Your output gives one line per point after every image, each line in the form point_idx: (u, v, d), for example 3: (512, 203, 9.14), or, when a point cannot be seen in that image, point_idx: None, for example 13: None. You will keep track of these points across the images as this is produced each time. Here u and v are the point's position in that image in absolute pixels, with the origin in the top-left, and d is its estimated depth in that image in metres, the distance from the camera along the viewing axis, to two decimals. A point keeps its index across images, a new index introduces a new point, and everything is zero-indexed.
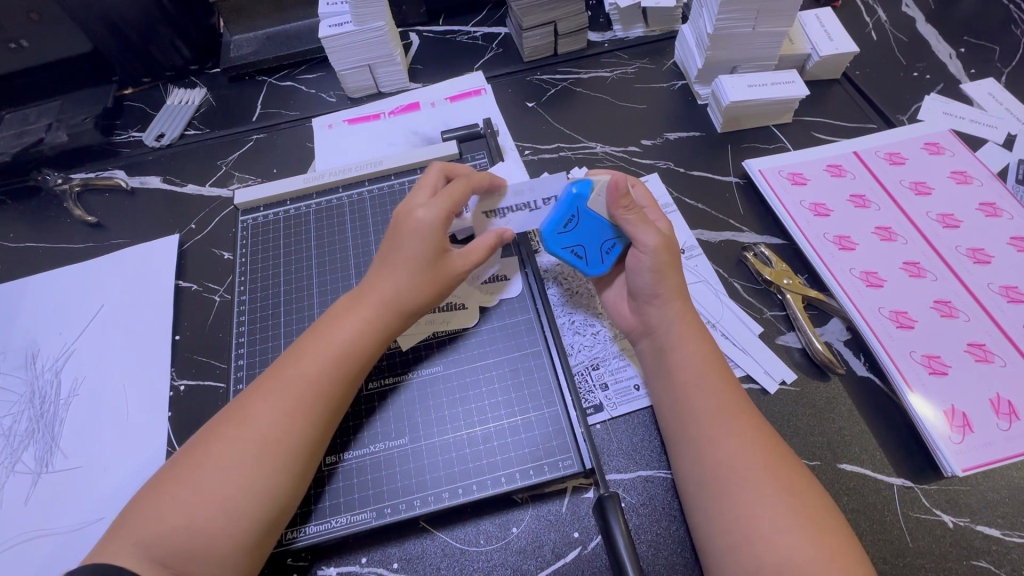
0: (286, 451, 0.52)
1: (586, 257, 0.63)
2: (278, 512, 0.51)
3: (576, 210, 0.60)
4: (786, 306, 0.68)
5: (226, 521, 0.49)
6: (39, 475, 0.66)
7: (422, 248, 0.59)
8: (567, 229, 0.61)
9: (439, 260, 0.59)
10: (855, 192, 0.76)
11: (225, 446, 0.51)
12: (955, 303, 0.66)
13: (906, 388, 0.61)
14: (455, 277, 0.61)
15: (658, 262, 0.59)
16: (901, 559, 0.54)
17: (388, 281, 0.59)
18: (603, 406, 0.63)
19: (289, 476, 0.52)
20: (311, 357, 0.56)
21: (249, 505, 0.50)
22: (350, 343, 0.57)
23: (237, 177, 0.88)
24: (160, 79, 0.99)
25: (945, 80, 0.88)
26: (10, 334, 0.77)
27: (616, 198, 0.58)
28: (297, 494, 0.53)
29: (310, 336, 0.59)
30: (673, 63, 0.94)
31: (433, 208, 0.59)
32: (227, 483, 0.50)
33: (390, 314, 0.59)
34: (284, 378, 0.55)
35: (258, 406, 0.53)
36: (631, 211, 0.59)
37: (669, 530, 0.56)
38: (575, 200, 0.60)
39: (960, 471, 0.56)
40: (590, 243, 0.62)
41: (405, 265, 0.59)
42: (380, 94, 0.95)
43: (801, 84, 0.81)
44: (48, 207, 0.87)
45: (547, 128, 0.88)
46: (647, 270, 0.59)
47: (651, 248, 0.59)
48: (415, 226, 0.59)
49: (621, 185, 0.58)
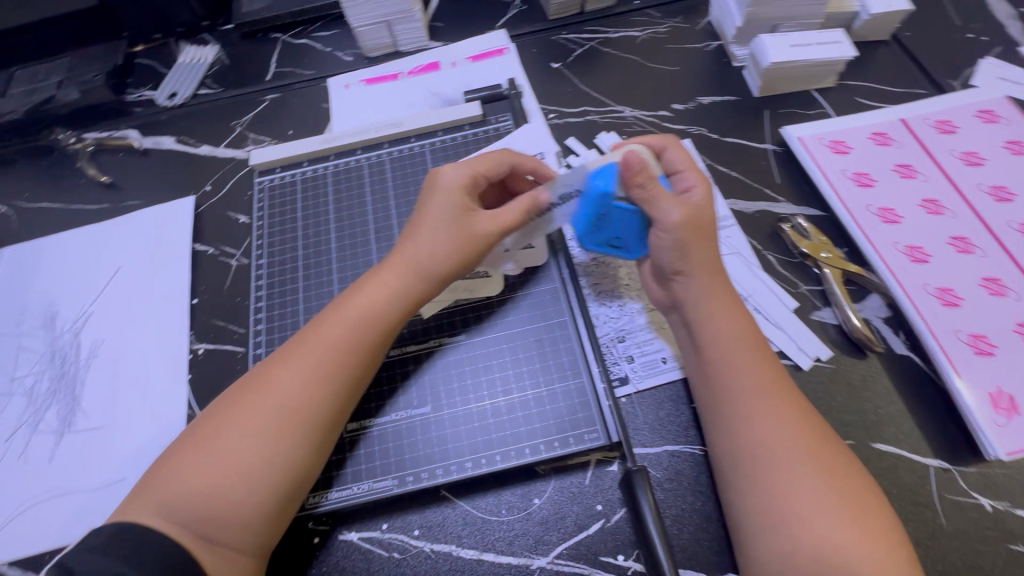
0: (306, 420, 0.51)
1: (624, 245, 0.62)
2: (300, 480, 0.51)
3: (601, 207, 0.57)
4: (823, 280, 0.65)
5: (246, 488, 0.48)
6: (63, 434, 0.67)
7: (445, 206, 0.58)
8: (597, 225, 0.60)
9: (463, 220, 0.57)
10: (900, 161, 0.72)
11: (244, 412, 0.51)
12: (1004, 280, 0.62)
13: (952, 370, 0.58)
14: (478, 239, 0.57)
15: (683, 237, 0.55)
16: (937, 541, 0.52)
17: (411, 246, 0.58)
18: (628, 378, 0.62)
19: (311, 445, 0.51)
20: (332, 324, 0.55)
21: (270, 472, 0.49)
22: (372, 311, 0.56)
23: (252, 138, 0.85)
24: (171, 36, 0.96)
25: (1003, 43, 0.82)
26: (29, 295, 0.76)
27: (630, 180, 0.55)
28: (319, 463, 0.52)
29: (332, 305, 0.57)
30: (708, 22, 0.89)
31: (459, 170, 0.60)
32: (247, 449, 0.49)
33: (415, 281, 0.57)
34: (306, 345, 0.54)
35: (279, 372, 0.52)
36: (650, 186, 0.55)
37: (695, 505, 0.55)
38: (599, 196, 0.57)
39: (1003, 455, 0.54)
40: (626, 234, 0.60)
41: (430, 227, 0.58)
42: (398, 53, 0.91)
43: (848, 44, 0.76)
44: (61, 167, 0.86)
45: (573, 91, 0.84)
46: (669, 248, 0.56)
47: (673, 226, 0.55)
48: (440, 186, 0.59)
49: (635, 165, 0.54)
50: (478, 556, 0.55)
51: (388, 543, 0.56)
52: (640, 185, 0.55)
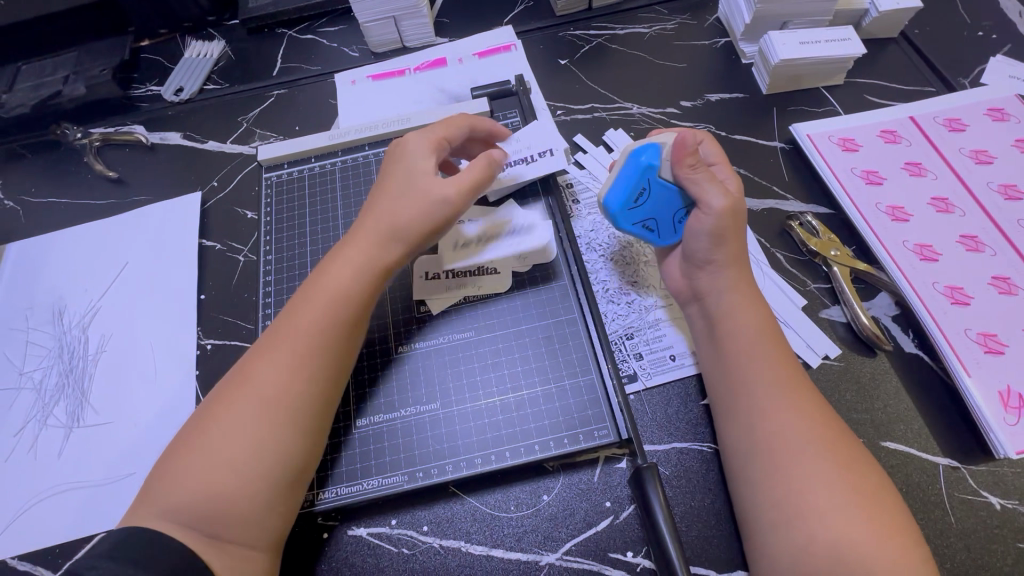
0: (291, 406, 0.51)
1: (658, 231, 0.60)
2: (298, 466, 0.51)
3: (646, 182, 0.58)
4: (832, 279, 0.65)
5: (241, 479, 0.48)
6: (71, 429, 0.67)
7: (408, 169, 0.60)
8: (637, 203, 0.59)
9: (425, 183, 0.59)
10: (910, 159, 0.71)
11: (228, 408, 0.51)
12: (1014, 279, 0.62)
13: (962, 369, 0.58)
14: (441, 198, 0.58)
15: (721, 225, 0.56)
16: (946, 539, 0.52)
17: (378, 225, 0.58)
18: (637, 375, 0.62)
19: (299, 429, 0.51)
20: (305, 312, 0.55)
21: (264, 462, 0.49)
22: (346, 293, 0.56)
23: (258, 134, 0.85)
24: (177, 31, 0.96)
25: (1013, 40, 0.82)
26: (36, 290, 0.76)
27: (681, 158, 0.56)
28: (312, 448, 0.52)
29: (303, 291, 0.57)
30: (716, 19, 0.88)
31: (420, 137, 0.62)
32: (235, 442, 0.49)
33: (388, 258, 0.58)
34: (280, 334, 0.54)
35: (258, 364, 0.52)
36: (698, 169, 0.56)
37: (703, 502, 0.55)
38: (645, 171, 0.57)
39: (1013, 454, 0.54)
40: (663, 216, 0.59)
41: (394, 192, 0.59)
42: (404, 49, 0.91)
43: (858, 41, 0.75)
44: (68, 162, 0.86)
45: (580, 87, 0.84)
46: (706, 233, 0.56)
47: (716, 210, 0.55)
48: (404, 153, 0.61)
49: (688, 143, 0.56)
50: (487, 552, 0.55)
51: (398, 539, 0.56)
52: (690, 166, 0.56)
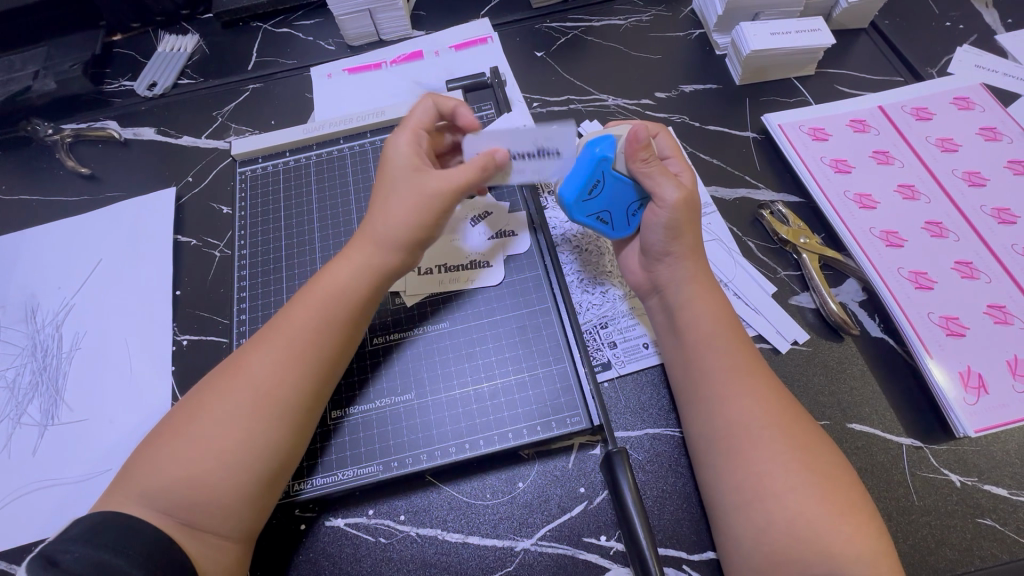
0: (280, 402, 0.51)
1: (613, 223, 0.61)
2: (281, 463, 0.51)
3: (600, 175, 0.57)
4: (802, 266, 0.66)
5: (225, 471, 0.48)
6: (46, 427, 0.67)
7: (398, 173, 0.57)
8: (592, 195, 0.59)
9: (413, 184, 0.55)
10: (878, 148, 0.73)
11: (218, 398, 0.50)
12: (976, 263, 0.64)
13: (925, 352, 0.59)
14: (432, 196, 0.55)
15: (676, 218, 0.56)
16: (908, 516, 0.54)
17: (371, 226, 0.57)
18: (611, 363, 0.62)
19: (287, 427, 0.51)
20: (301, 306, 0.55)
21: (247, 458, 0.49)
22: (340, 292, 0.55)
23: (233, 129, 0.85)
24: (150, 25, 0.94)
25: (979, 31, 0.83)
26: (8, 288, 0.75)
27: (635, 152, 0.55)
28: (299, 445, 0.52)
29: (303, 288, 0.57)
30: (690, 11, 0.89)
31: (405, 137, 0.59)
32: (222, 435, 0.49)
33: (379, 255, 0.56)
34: (277, 326, 0.54)
35: (252, 356, 0.52)
36: (652, 163, 0.56)
37: (675, 486, 0.56)
38: (599, 163, 0.57)
39: (972, 432, 0.55)
40: (616, 208, 0.60)
41: (387, 197, 0.57)
42: (381, 42, 0.90)
43: (827, 32, 0.76)
44: (39, 159, 0.84)
45: (556, 79, 0.84)
46: (662, 226, 0.57)
47: (671, 203, 0.55)
48: (391, 157, 0.58)
49: (641, 136, 0.55)
50: (463, 539, 0.56)
51: (375, 528, 0.56)
52: (643, 160, 0.56)
